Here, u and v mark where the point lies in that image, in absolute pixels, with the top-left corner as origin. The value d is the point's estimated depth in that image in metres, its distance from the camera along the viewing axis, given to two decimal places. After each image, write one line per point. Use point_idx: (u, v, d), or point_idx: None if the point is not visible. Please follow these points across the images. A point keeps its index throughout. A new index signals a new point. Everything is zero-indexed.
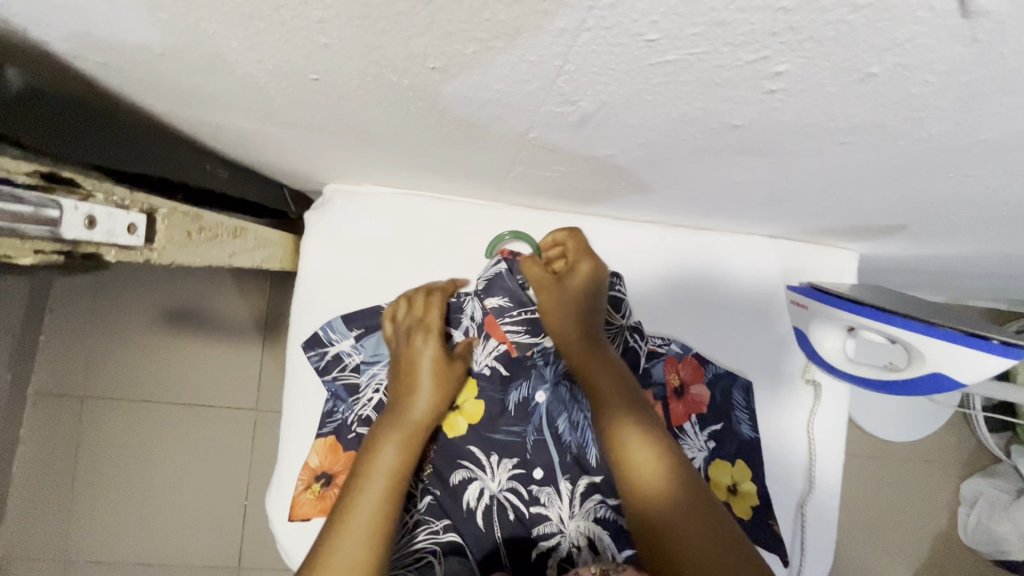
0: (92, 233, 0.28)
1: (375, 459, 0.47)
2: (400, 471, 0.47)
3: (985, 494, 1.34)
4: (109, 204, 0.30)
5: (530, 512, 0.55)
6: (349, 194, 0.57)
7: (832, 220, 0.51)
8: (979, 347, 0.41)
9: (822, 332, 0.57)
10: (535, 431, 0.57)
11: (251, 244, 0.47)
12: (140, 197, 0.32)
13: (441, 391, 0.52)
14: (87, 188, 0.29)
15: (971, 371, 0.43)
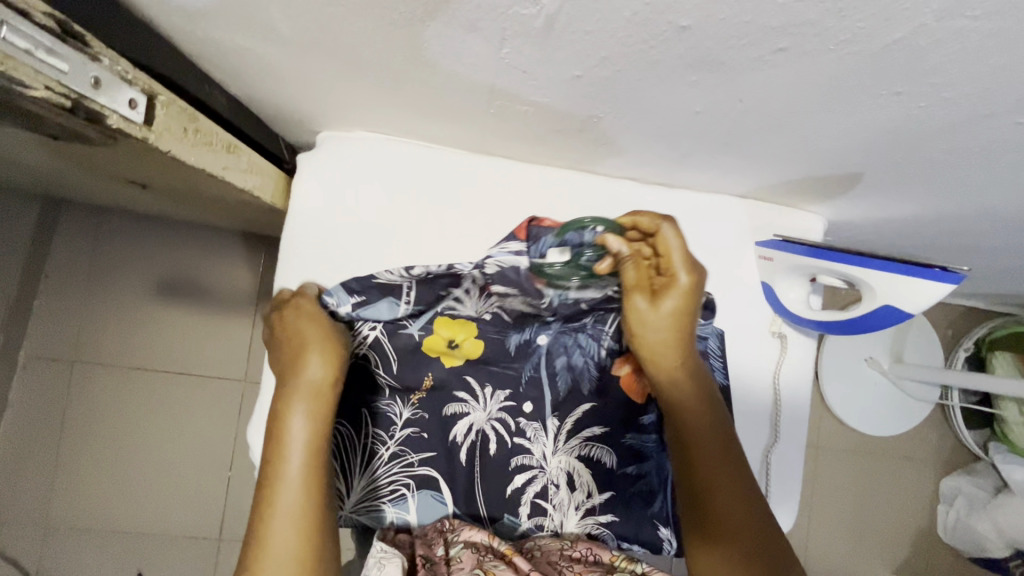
0: (96, 93, 0.35)
1: (281, 443, 0.45)
2: (313, 447, 0.46)
3: (964, 490, 1.36)
4: (112, 73, 0.37)
5: (514, 443, 0.59)
6: (341, 138, 0.60)
7: (796, 169, 0.54)
8: (928, 273, 0.52)
9: (787, 283, 0.62)
10: (532, 368, 0.59)
11: (243, 163, 0.54)
12: (140, 77, 0.39)
13: (329, 345, 0.48)
14: (96, 52, 0.35)
15: (919, 296, 0.53)
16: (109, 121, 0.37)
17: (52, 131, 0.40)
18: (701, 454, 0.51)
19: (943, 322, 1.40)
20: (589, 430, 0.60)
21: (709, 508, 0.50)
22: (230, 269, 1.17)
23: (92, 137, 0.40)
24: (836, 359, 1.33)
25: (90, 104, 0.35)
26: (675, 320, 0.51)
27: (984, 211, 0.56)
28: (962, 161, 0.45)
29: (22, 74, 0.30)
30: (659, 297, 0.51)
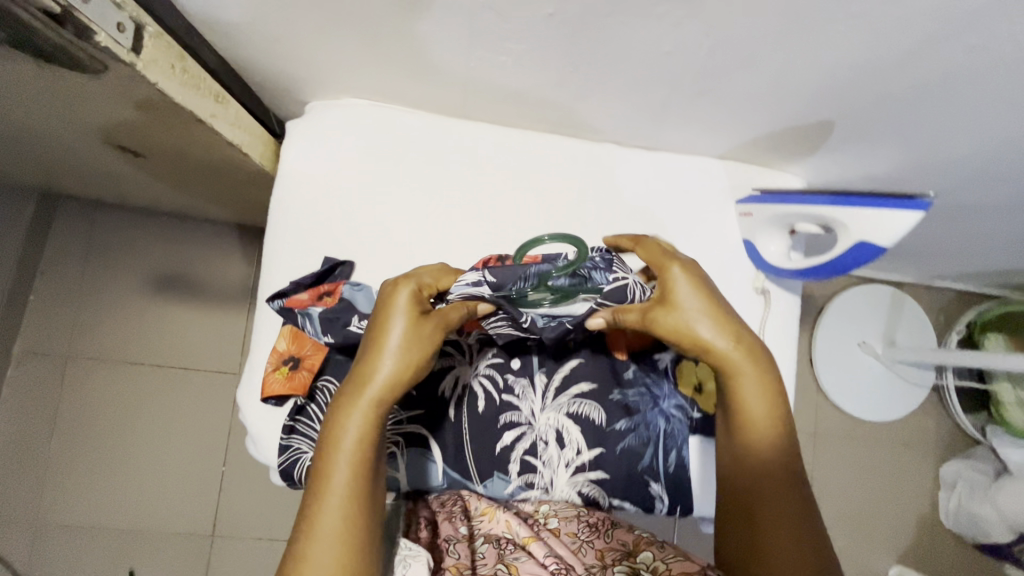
0: (87, 6, 0.38)
1: (335, 435, 0.45)
2: (366, 442, 0.45)
3: (965, 477, 1.34)
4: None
5: (502, 399, 0.59)
6: (327, 105, 0.62)
7: (770, 119, 0.55)
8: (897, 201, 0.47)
9: (767, 236, 0.62)
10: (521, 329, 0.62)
11: (231, 115, 0.56)
12: (131, 7, 0.42)
13: (409, 350, 0.47)
14: None
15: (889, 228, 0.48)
16: (98, 39, 0.40)
17: (51, 56, 0.42)
18: (760, 444, 0.50)
19: (934, 308, 1.41)
20: (577, 386, 0.60)
21: (754, 507, 0.49)
22: (225, 263, 1.17)
23: (85, 62, 0.43)
24: (829, 343, 1.34)
25: (79, 17, 0.38)
26: (711, 308, 0.52)
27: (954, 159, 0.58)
28: (928, 97, 0.47)
29: None
30: (673, 296, 0.52)
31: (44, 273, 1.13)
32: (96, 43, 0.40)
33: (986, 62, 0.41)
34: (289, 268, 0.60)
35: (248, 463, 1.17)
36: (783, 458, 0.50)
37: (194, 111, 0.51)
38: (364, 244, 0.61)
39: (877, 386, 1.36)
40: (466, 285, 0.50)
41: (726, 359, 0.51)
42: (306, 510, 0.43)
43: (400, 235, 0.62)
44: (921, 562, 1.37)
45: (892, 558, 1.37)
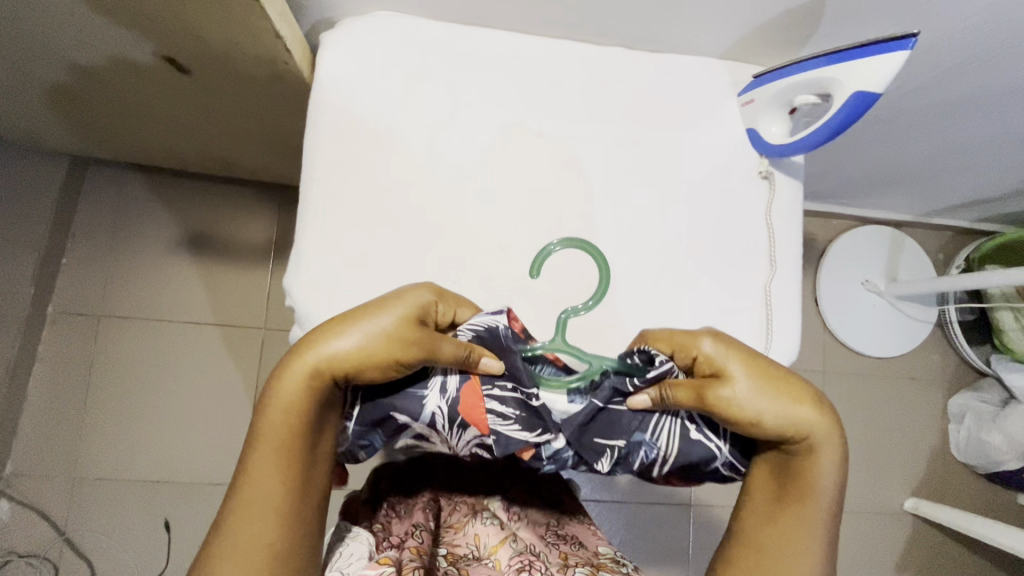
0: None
1: (277, 397, 0.48)
2: (282, 451, 0.48)
3: (971, 407, 1.38)
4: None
5: None
6: (356, 17, 0.66)
7: (766, 2, 0.60)
8: (887, 47, 0.53)
9: (767, 119, 0.66)
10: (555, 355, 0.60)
11: (276, 9, 0.58)
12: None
13: (375, 352, 0.48)
14: None
15: (884, 72, 0.53)
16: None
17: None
18: (788, 522, 0.53)
19: (932, 246, 1.46)
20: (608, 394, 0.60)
21: (768, 550, 0.54)
22: (249, 222, 1.22)
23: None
24: (833, 282, 1.38)
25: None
26: (756, 367, 0.52)
27: (934, 32, 0.64)
28: None
29: None
30: (725, 369, 0.52)
31: (75, 236, 1.18)
32: None
33: None
34: (329, 166, 0.64)
35: None
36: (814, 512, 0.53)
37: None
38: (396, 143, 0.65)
39: (882, 322, 1.39)
40: (481, 325, 0.52)
41: (770, 431, 0.51)
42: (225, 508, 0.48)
43: (429, 134, 0.66)
44: (934, 493, 1.41)
45: (905, 491, 1.40)
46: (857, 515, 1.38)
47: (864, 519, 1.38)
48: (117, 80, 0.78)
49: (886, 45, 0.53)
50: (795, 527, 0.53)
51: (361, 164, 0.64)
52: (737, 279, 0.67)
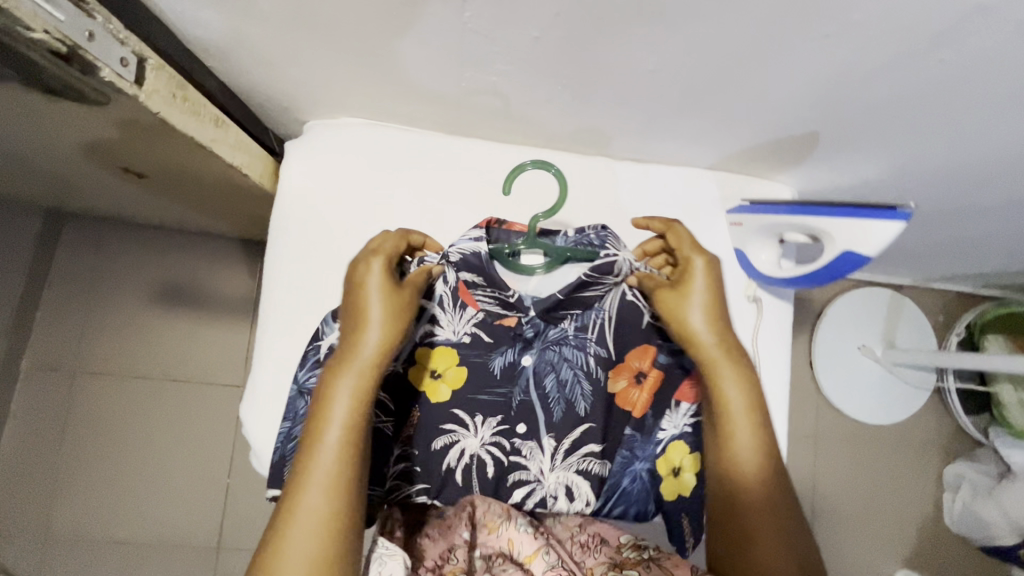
0: (90, 44, 0.37)
1: (328, 400, 0.47)
2: (349, 424, 0.47)
3: (968, 478, 1.34)
4: (106, 31, 0.38)
5: (510, 460, 0.62)
6: (326, 125, 0.63)
7: (758, 132, 0.56)
8: (882, 214, 0.48)
9: (758, 245, 0.63)
10: (521, 391, 0.62)
11: (231, 139, 0.55)
12: (134, 39, 0.40)
13: (393, 326, 0.50)
14: (92, 7, 0.37)
15: (876, 239, 0.49)
16: (100, 72, 0.38)
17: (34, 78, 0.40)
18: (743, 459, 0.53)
19: (933, 309, 1.40)
20: (585, 447, 0.62)
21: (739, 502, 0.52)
22: (226, 277, 1.19)
23: (83, 92, 0.41)
24: (829, 346, 1.34)
25: (83, 54, 0.36)
26: (712, 295, 0.56)
27: (941, 164, 0.57)
28: (910, 109, 0.48)
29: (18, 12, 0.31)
30: (687, 283, 0.56)
31: (52, 291, 1.15)
32: (102, 79, 0.39)
33: (960, 79, 0.42)
34: (291, 286, 0.61)
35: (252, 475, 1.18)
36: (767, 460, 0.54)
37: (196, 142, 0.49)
38: None
39: (879, 389, 1.35)
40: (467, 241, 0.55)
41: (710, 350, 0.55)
42: (280, 517, 0.43)
43: None
44: (927, 564, 1.37)
45: (897, 561, 1.37)
46: None
47: None
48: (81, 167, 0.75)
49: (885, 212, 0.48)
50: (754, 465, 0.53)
51: (323, 283, 0.61)
52: None
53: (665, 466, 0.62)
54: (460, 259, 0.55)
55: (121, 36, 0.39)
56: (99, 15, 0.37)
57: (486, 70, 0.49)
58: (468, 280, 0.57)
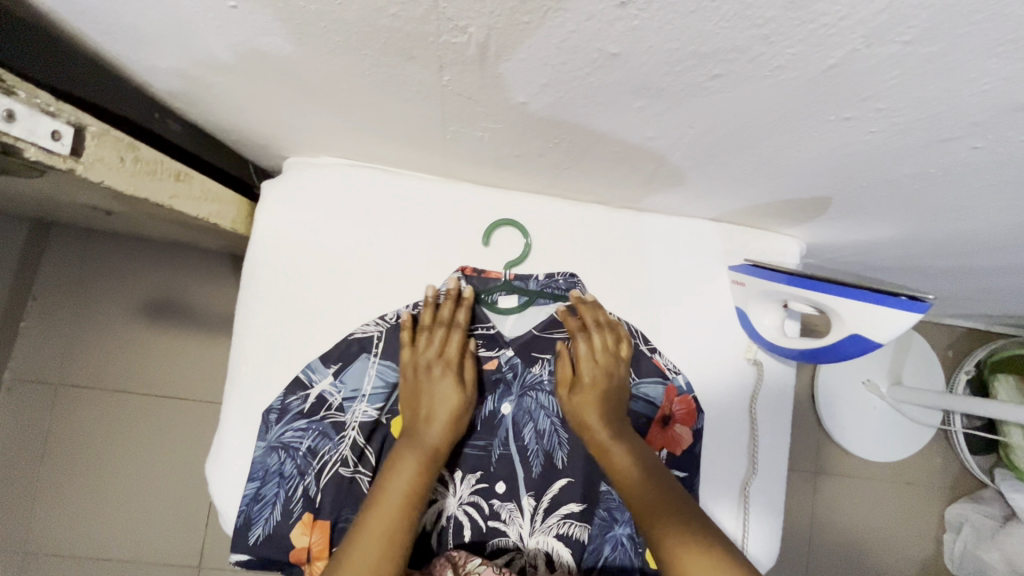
0: (13, 125, 0.33)
1: (392, 484, 0.49)
2: (409, 503, 0.49)
3: (971, 520, 1.30)
4: (32, 106, 0.34)
5: (488, 525, 0.56)
6: (304, 163, 0.59)
7: (766, 193, 0.52)
8: (891, 302, 0.46)
9: (763, 309, 0.58)
10: (501, 445, 0.58)
11: (196, 190, 0.50)
12: (66, 110, 0.37)
13: (457, 427, 0.54)
14: (9, 83, 0.33)
15: (888, 328, 0.47)
16: (26, 152, 0.34)
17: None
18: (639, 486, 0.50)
19: (942, 343, 1.36)
20: (566, 506, 0.57)
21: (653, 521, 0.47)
22: (215, 292, 1.16)
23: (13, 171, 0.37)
24: (834, 381, 1.29)
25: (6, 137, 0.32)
26: (602, 359, 0.57)
27: (965, 231, 0.53)
28: (935, 184, 0.43)
29: None
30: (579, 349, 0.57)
31: (36, 302, 1.13)
32: (30, 158, 0.35)
33: (995, 162, 0.38)
34: (258, 338, 0.56)
35: None
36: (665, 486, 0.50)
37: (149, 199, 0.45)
38: (338, 312, 0.57)
39: (885, 426, 1.31)
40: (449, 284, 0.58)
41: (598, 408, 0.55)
42: None
43: (376, 305, 0.57)
44: None
45: None
46: None
47: None
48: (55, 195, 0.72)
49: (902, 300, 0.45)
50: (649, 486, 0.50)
51: (294, 338, 0.56)
52: (716, 481, 0.60)
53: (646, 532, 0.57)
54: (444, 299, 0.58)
55: (48, 107, 0.35)
56: (16, 88, 0.33)
57: (471, 126, 0.45)
58: None
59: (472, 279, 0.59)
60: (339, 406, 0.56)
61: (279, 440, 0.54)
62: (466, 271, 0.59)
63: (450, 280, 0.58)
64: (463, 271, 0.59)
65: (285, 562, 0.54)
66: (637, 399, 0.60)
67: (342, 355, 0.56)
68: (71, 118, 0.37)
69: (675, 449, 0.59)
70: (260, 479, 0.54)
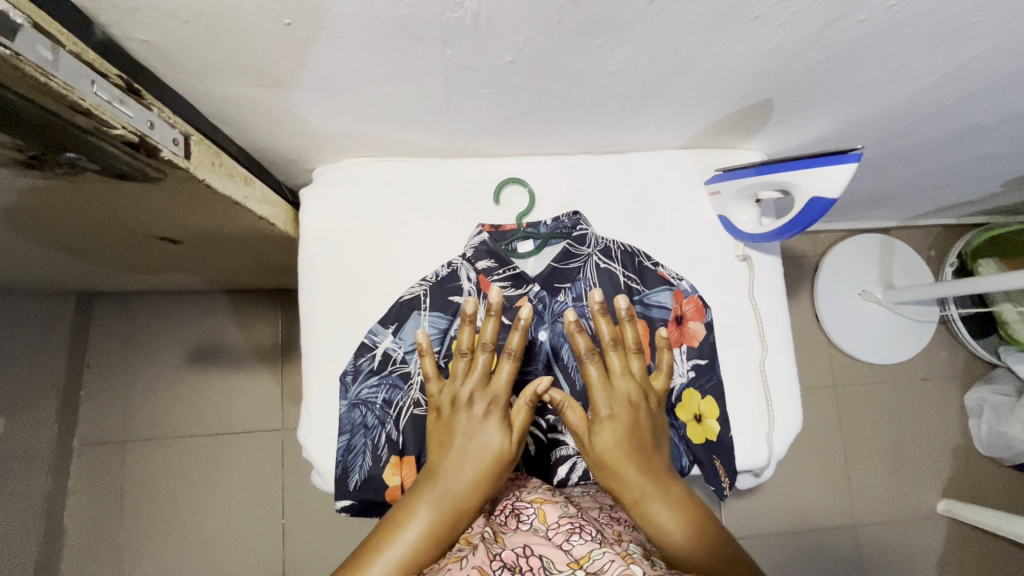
0: (152, 131, 0.42)
1: (412, 517, 0.50)
2: (431, 538, 0.49)
3: (990, 401, 1.34)
4: (160, 118, 0.43)
5: (549, 438, 0.66)
6: (332, 168, 0.69)
7: (720, 108, 0.62)
8: (839, 159, 0.56)
9: (738, 208, 0.69)
10: (546, 366, 0.66)
11: (258, 194, 0.62)
12: (177, 121, 0.46)
13: (493, 475, 0.53)
14: (148, 100, 0.42)
15: (835, 183, 0.57)
16: (162, 155, 0.43)
17: (78, 161, 0.41)
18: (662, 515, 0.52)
19: (923, 246, 1.45)
20: None
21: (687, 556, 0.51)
22: (254, 327, 1.23)
23: (130, 173, 0.44)
24: (832, 300, 1.34)
25: (148, 141, 0.41)
26: (613, 390, 0.57)
27: (891, 105, 0.63)
28: (846, 63, 0.54)
29: (108, 116, 0.36)
30: (592, 387, 0.57)
31: (91, 369, 1.19)
32: (164, 159, 0.44)
33: (881, 29, 0.48)
34: (324, 317, 0.66)
35: (306, 513, 1.18)
36: (693, 512, 0.53)
37: (233, 199, 0.55)
38: (387, 283, 0.67)
39: (903, 327, 1.36)
40: (474, 240, 0.68)
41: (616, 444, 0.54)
42: None
43: (418, 271, 0.67)
44: (980, 491, 1.37)
45: (952, 493, 1.36)
46: (909, 523, 1.33)
47: (908, 532, 1.33)
48: (115, 257, 0.80)
49: (832, 158, 0.57)
50: (675, 517, 0.52)
51: (354, 312, 0.66)
52: (736, 365, 0.69)
53: (682, 416, 0.67)
54: (472, 252, 0.68)
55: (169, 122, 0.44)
56: (153, 103, 0.42)
57: (470, 95, 0.55)
58: (486, 269, 0.68)
59: (492, 234, 0.69)
60: (402, 359, 0.65)
61: (358, 396, 0.63)
62: (486, 227, 0.69)
63: (473, 236, 0.69)
64: (483, 228, 0.69)
65: (384, 501, 0.62)
66: (654, 309, 0.69)
67: (397, 316, 0.66)
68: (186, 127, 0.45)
69: (693, 342, 0.68)
70: (349, 432, 0.63)
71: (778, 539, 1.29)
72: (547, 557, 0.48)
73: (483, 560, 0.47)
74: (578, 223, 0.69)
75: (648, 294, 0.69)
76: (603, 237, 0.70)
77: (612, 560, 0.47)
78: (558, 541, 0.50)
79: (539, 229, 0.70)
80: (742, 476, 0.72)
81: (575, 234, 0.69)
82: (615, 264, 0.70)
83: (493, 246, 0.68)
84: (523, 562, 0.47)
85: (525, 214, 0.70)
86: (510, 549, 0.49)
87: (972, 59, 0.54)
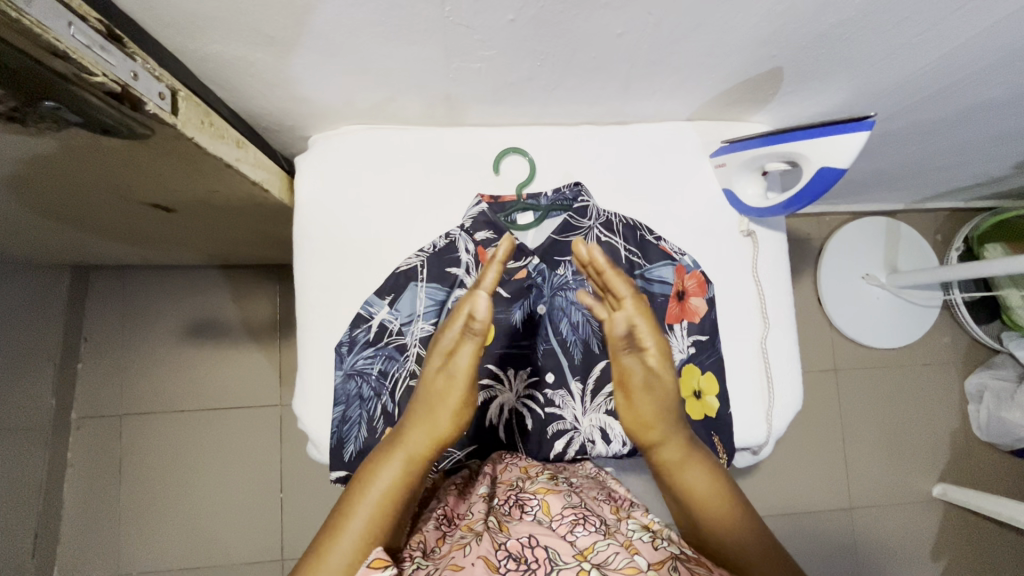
0: (136, 83, 0.41)
1: (378, 470, 0.52)
2: (395, 487, 0.51)
3: (990, 386, 1.34)
4: (145, 70, 0.42)
5: (547, 413, 0.66)
6: (327, 136, 0.67)
7: (729, 76, 0.60)
8: (854, 127, 0.55)
9: (742, 181, 0.68)
10: (544, 341, 0.67)
11: (251, 158, 0.61)
12: (164, 75, 0.45)
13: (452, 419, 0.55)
14: (133, 48, 0.40)
15: (846, 152, 0.56)
16: (147, 108, 0.42)
17: (60, 111, 0.40)
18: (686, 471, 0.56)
19: (930, 229, 1.43)
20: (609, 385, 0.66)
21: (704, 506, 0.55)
22: (251, 303, 1.22)
23: (115, 128, 0.43)
24: (835, 283, 1.33)
25: (132, 93, 0.40)
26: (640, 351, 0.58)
27: (906, 75, 0.61)
28: (862, 28, 0.51)
29: (85, 62, 0.35)
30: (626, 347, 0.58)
31: (88, 343, 1.19)
32: (150, 115, 0.43)
33: None
34: (320, 287, 0.65)
35: (305, 487, 1.19)
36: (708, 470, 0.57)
37: (225, 162, 0.54)
38: (384, 253, 0.66)
39: (906, 310, 1.34)
40: (472, 212, 0.67)
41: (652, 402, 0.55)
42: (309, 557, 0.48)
43: (416, 242, 0.66)
44: (976, 475, 1.37)
45: (948, 477, 1.36)
46: (904, 505, 1.34)
47: (903, 515, 1.33)
48: (108, 227, 0.79)
49: (848, 125, 0.55)
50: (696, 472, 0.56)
51: (351, 283, 0.65)
52: (736, 341, 0.68)
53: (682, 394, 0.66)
54: (471, 223, 0.67)
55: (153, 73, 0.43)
56: (135, 51, 0.40)
57: (470, 57, 0.53)
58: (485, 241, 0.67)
59: (492, 205, 0.68)
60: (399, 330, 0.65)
61: (353, 367, 0.63)
62: (485, 198, 0.68)
63: (472, 207, 0.68)
64: (482, 199, 0.68)
65: None
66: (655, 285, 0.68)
67: (394, 286, 0.65)
68: (171, 79, 0.44)
69: (694, 318, 0.68)
70: (344, 403, 0.63)
71: (772, 518, 1.30)
72: (553, 548, 0.47)
73: (488, 550, 0.46)
74: (578, 195, 0.69)
75: (649, 270, 0.68)
76: (604, 210, 0.69)
77: (616, 551, 0.47)
78: (562, 532, 0.49)
79: (539, 200, 0.69)
80: (740, 454, 0.71)
81: (576, 206, 0.69)
82: (616, 237, 0.69)
83: (492, 218, 0.67)
84: (528, 553, 0.46)
85: (525, 184, 0.68)
86: (516, 538, 0.48)
87: (993, 26, 0.51)
